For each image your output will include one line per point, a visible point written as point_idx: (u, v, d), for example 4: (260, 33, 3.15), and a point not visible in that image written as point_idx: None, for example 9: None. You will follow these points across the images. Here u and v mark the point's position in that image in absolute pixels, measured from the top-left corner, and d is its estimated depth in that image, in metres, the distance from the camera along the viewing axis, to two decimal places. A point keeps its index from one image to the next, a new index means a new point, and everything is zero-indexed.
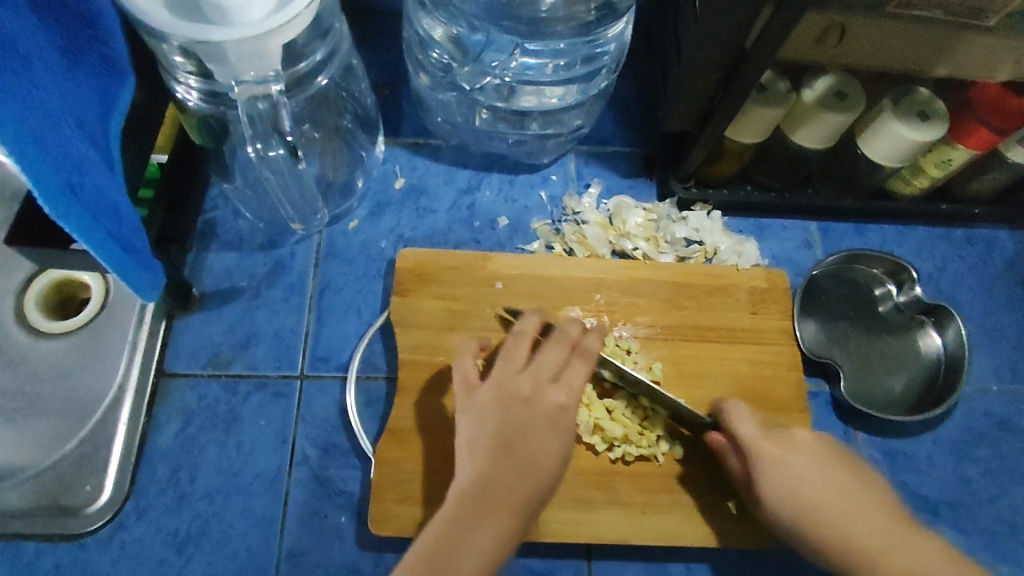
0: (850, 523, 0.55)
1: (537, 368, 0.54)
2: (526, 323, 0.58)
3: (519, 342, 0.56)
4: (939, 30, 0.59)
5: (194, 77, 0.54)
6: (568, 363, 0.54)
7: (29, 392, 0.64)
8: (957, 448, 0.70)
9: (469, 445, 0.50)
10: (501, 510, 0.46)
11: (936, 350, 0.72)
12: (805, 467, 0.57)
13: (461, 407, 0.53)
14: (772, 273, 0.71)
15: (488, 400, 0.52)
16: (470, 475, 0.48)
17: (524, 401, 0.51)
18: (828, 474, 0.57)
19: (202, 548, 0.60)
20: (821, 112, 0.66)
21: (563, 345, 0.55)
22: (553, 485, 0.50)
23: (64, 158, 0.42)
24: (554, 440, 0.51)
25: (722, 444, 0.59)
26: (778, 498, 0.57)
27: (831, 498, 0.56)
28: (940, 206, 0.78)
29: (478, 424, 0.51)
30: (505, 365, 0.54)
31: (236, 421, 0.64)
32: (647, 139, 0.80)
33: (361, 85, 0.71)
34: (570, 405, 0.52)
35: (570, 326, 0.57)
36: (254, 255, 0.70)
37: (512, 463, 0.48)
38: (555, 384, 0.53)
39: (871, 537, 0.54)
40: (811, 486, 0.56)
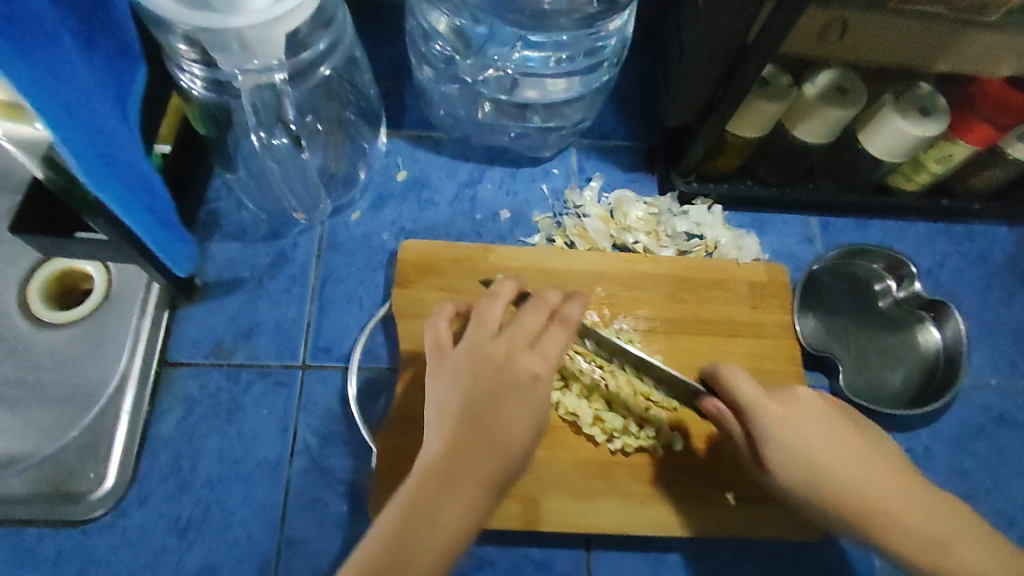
0: (867, 481, 0.50)
1: (513, 333, 0.49)
2: (502, 287, 0.53)
3: (494, 303, 0.51)
4: (939, 26, 0.59)
5: (199, 66, 0.54)
6: (544, 330, 0.50)
7: (30, 380, 0.64)
8: (955, 442, 0.71)
9: (438, 411, 0.46)
10: (469, 485, 0.43)
11: (935, 345, 0.72)
12: (813, 429, 0.52)
13: (432, 372, 0.49)
14: (772, 267, 0.71)
15: (458, 365, 0.48)
16: (436, 447, 0.44)
17: (496, 368, 0.47)
18: (838, 431, 0.52)
19: (204, 535, 0.60)
20: (821, 106, 0.67)
21: (540, 311, 0.50)
22: (526, 459, 0.46)
23: (98, 135, 0.47)
24: (527, 411, 0.46)
25: (720, 411, 0.55)
26: (785, 459, 0.51)
27: (845, 453, 0.51)
28: (940, 202, 0.78)
29: (446, 390, 0.47)
30: (476, 329, 0.49)
31: (238, 410, 0.64)
32: (649, 133, 0.80)
33: (366, 77, 0.71)
34: (545, 375, 0.48)
35: (549, 294, 0.52)
36: (256, 246, 0.70)
37: (480, 434, 0.44)
38: (531, 352, 0.48)
39: (889, 499, 0.50)
40: (823, 448, 0.51)
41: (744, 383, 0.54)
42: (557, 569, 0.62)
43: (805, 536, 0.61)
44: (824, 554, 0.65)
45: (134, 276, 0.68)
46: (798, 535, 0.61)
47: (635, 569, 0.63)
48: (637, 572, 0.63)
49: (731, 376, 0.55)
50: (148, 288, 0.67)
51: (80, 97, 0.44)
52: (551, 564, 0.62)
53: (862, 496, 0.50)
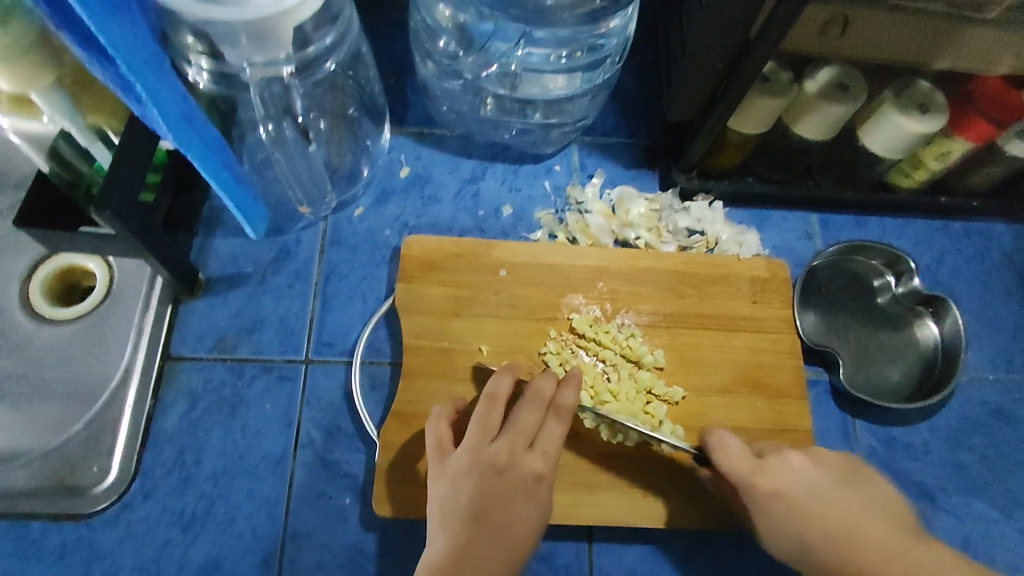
0: (863, 534, 0.52)
1: (513, 431, 0.52)
2: (499, 382, 0.56)
3: (493, 404, 0.54)
4: (939, 24, 0.59)
5: (206, 59, 0.55)
6: (543, 425, 0.53)
7: (34, 375, 0.64)
8: (954, 436, 0.71)
9: (439, 511, 0.50)
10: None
11: (933, 340, 0.72)
12: (801, 484, 0.54)
13: (434, 475, 0.52)
14: (772, 262, 0.72)
15: (461, 469, 0.51)
16: (441, 551, 0.48)
17: (498, 472, 0.50)
18: (825, 486, 0.54)
19: (208, 529, 0.60)
20: (822, 103, 0.68)
21: (537, 405, 0.54)
22: (530, 554, 0.50)
23: (176, 97, 0.49)
24: (528, 512, 0.50)
25: (712, 477, 0.58)
26: (781, 526, 0.54)
27: (838, 509, 0.53)
28: (940, 198, 0.78)
29: (449, 495, 0.50)
30: (478, 430, 0.53)
31: (242, 404, 0.64)
32: (650, 131, 0.81)
33: (370, 74, 0.72)
34: (547, 474, 0.52)
35: (545, 383, 0.56)
36: (260, 241, 0.71)
37: (485, 538, 0.48)
38: (531, 451, 0.52)
39: (885, 550, 0.51)
40: (813, 503, 0.53)
41: (734, 454, 0.56)
42: (560, 562, 0.63)
43: None
44: None
45: (137, 272, 0.68)
46: None
47: (637, 562, 0.63)
48: (640, 565, 0.63)
49: (718, 444, 0.57)
50: (151, 283, 0.67)
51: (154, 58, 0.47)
52: (554, 557, 0.63)
53: (854, 542, 0.52)
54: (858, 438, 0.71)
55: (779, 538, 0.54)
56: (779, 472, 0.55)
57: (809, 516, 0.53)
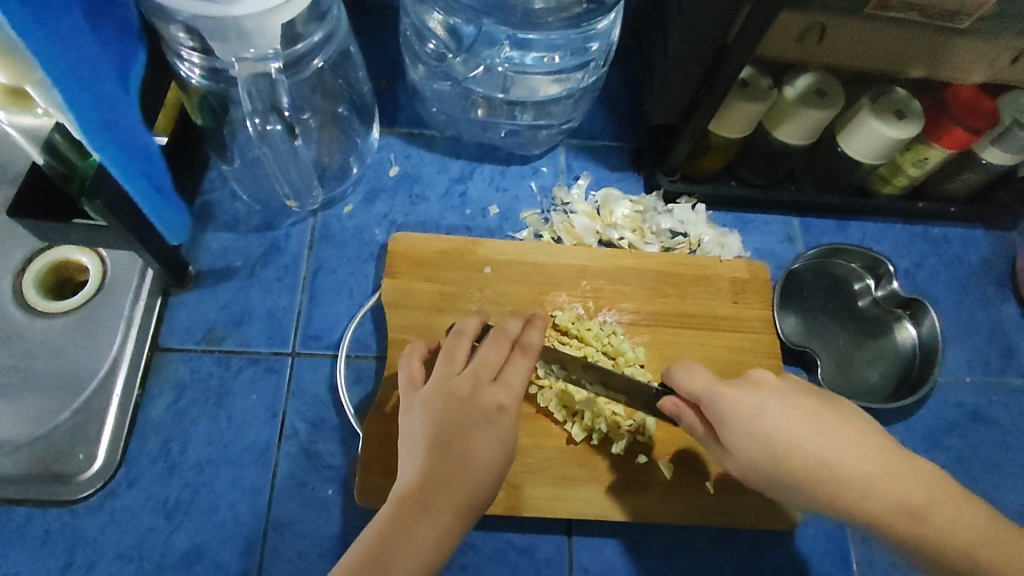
0: (847, 458, 0.48)
1: (477, 366, 0.55)
2: (466, 324, 0.59)
3: (460, 340, 0.57)
4: (911, 31, 0.61)
5: (197, 55, 0.57)
6: (507, 361, 0.56)
7: (23, 366, 0.65)
8: (931, 436, 0.72)
9: (409, 442, 0.52)
10: (442, 506, 0.47)
11: (911, 341, 0.74)
12: (769, 405, 0.50)
13: (405, 408, 0.55)
14: (753, 264, 0.73)
15: (430, 399, 0.53)
16: (410, 477, 0.49)
17: (462, 401, 0.53)
18: (802, 409, 0.50)
19: (192, 517, 0.61)
20: (799, 108, 0.69)
21: (503, 343, 0.56)
22: (497, 482, 0.51)
23: (96, 98, 0.51)
24: (492, 438, 0.51)
25: (678, 405, 0.55)
26: (752, 445, 0.49)
27: (813, 423, 0.49)
28: (917, 204, 0.80)
29: (418, 423, 0.52)
30: (445, 365, 0.56)
31: (228, 394, 0.65)
32: (636, 134, 0.83)
33: (360, 74, 0.73)
34: (510, 405, 0.53)
35: (511, 324, 0.58)
36: (249, 236, 0.72)
37: (450, 464, 0.49)
38: (495, 383, 0.54)
39: (862, 474, 0.47)
40: (781, 424, 0.49)
41: (698, 377, 0.54)
42: (540, 555, 0.63)
43: (783, 525, 0.63)
44: (804, 543, 0.66)
45: (128, 264, 0.69)
46: (776, 524, 0.63)
47: (616, 557, 0.64)
48: (618, 559, 0.64)
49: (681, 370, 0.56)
50: (142, 275, 0.69)
51: (86, 63, 0.49)
52: (534, 549, 0.63)
53: (830, 470, 0.48)
54: None
55: (740, 457, 0.50)
56: (754, 398, 0.51)
57: (778, 438, 0.49)
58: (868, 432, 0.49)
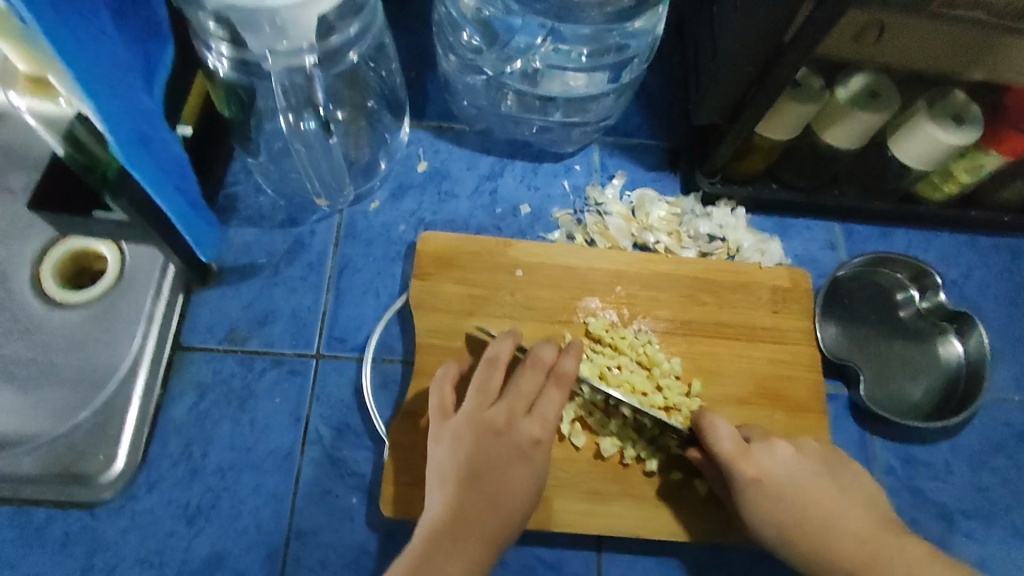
0: (845, 528, 0.53)
1: (512, 397, 0.52)
2: (500, 346, 0.55)
3: (493, 370, 0.54)
4: (983, 32, 0.56)
5: (227, 46, 0.54)
6: (543, 392, 0.53)
7: (43, 360, 0.64)
8: (976, 457, 0.70)
9: (438, 476, 0.50)
10: (473, 542, 0.47)
11: (958, 357, 0.70)
12: (786, 469, 0.55)
13: (433, 435, 0.52)
14: (795, 272, 0.70)
15: (460, 430, 0.51)
16: (440, 510, 0.48)
17: (494, 435, 0.50)
18: (811, 479, 0.55)
19: (214, 522, 0.60)
20: (852, 111, 0.66)
21: (538, 371, 0.53)
22: (525, 517, 0.50)
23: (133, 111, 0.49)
24: (525, 475, 0.50)
25: (702, 460, 0.58)
26: (761, 515, 0.54)
27: (817, 491, 0.54)
28: (970, 212, 0.76)
29: (447, 455, 0.50)
30: (477, 394, 0.53)
31: (251, 397, 0.64)
32: (673, 132, 0.79)
33: (393, 66, 0.70)
34: (544, 439, 0.51)
35: (546, 349, 0.55)
36: (273, 232, 0.70)
37: (480, 501, 0.48)
38: (530, 416, 0.52)
39: (856, 543, 0.52)
40: (790, 487, 0.54)
41: (723, 437, 0.55)
42: (568, 571, 0.61)
43: None
44: None
45: (148, 259, 0.67)
46: None
47: (647, 573, 0.62)
48: None
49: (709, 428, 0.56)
50: (163, 270, 0.67)
51: (109, 67, 0.46)
52: (562, 564, 0.62)
53: (827, 536, 0.53)
54: (877, 456, 0.69)
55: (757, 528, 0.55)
56: (766, 462, 0.55)
57: (784, 504, 0.54)
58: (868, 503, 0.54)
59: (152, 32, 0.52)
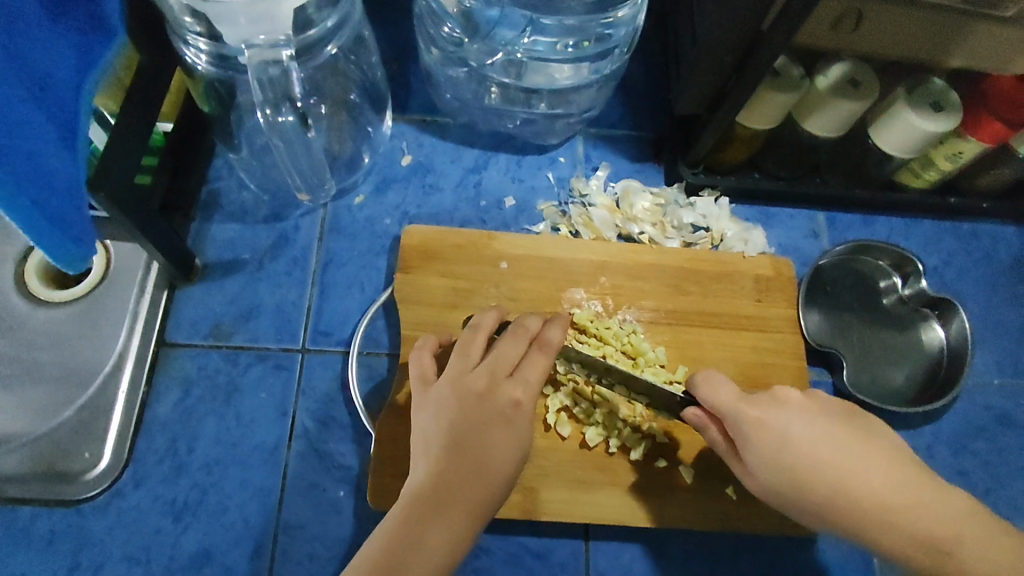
0: (860, 476, 0.49)
1: (493, 361, 0.52)
2: (483, 317, 0.56)
3: (476, 335, 0.55)
4: (955, 22, 0.57)
5: (204, 39, 0.54)
6: (525, 356, 0.53)
7: (25, 359, 0.64)
8: (956, 441, 0.71)
9: (423, 443, 0.50)
10: (455, 507, 0.47)
11: (938, 343, 0.71)
12: (797, 426, 0.51)
13: (417, 404, 0.53)
14: (778, 261, 0.70)
15: (443, 396, 0.51)
16: (423, 477, 0.48)
17: (477, 397, 0.50)
18: (822, 426, 0.51)
19: (200, 518, 0.60)
20: (832, 99, 0.66)
21: (520, 338, 0.53)
22: (511, 480, 0.50)
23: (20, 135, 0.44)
24: (508, 437, 0.50)
25: (701, 417, 0.55)
26: (768, 464, 0.51)
27: (833, 441, 0.51)
28: (949, 199, 0.77)
29: (430, 422, 0.50)
30: (460, 361, 0.53)
31: (237, 392, 0.64)
32: (656, 123, 0.80)
33: (371, 59, 0.70)
34: (526, 402, 0.51)
35: (529, 318, 0.55)
36: (257, 227, 0.70)
37: (465, 461, 0.48)
38: (512, 379, 0.52)
39: (887, 494, 0.49)
40: (808, 446, 0.50)
41: (721, 389, 0.53)
42: (556, 560, 0.62)
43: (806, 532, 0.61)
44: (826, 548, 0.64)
45: (131, 256, 0.67)
46: (800, 531, 0.61)
47: (633, 561, 0.63)
48: (636, 564, 0.63)
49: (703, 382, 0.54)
50: (147, 267, 0.66)
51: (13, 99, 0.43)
52: (550, 553, 0.62)
53: (856, 492, 0.49)
54: None
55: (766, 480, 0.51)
56: (776, 414, 0.52)
57: (794, 453, 0.50)
58: (890, 453, 0.51)
59: (97, 26, 0.46)
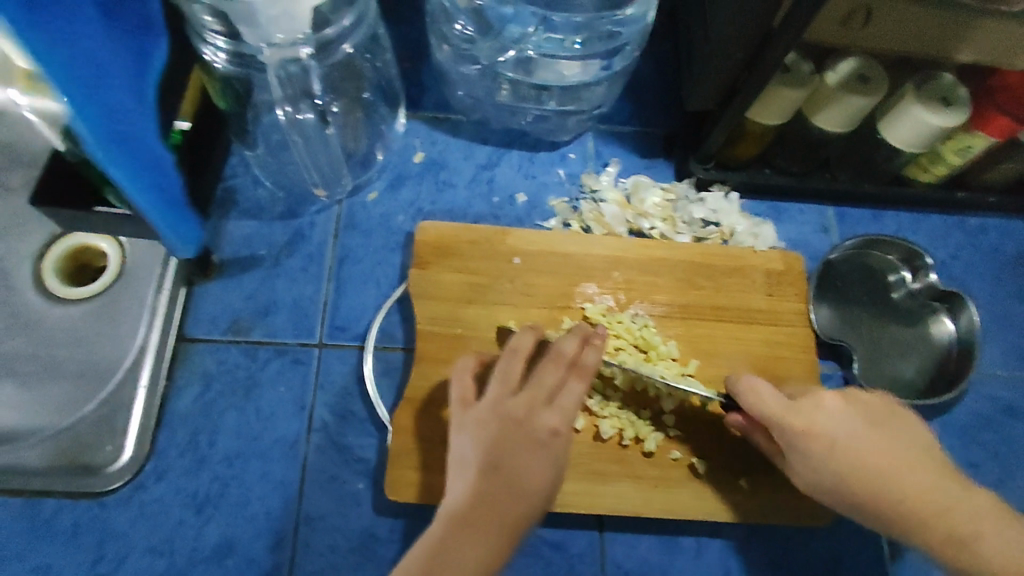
0: (896, 475, 0.51)
1: (532, 388, 0.54)
2: (521, 339, 0.57)
3: (515, 360, 0.55)
4: (962, 18, 0.58)
5: (224, 38, 0.55)
6: (563, 384, 0.54)
7: (47, 354, 0.64)
8: (966, 433, 0.71)
9: (461, 465, 0.51)
10: (489, 530, 0.47)
11: (948, 336, 0.72)
12: (837, 425, 0.53)
13: (456, 425, 0.53)
14: (788, 255, 0.71)
15: (482, 420, 0.52)
16: (460, 498, 0.48)
17: (516, 424, 0.51)
18: (862, 427, 0.53)
19: (221, 510, 0.61)
20: (843, 94, 0.67)
21: (558, 365, 0.55)
22: (543, 507, 0.50)
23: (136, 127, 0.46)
24: (544, 465, 0.50)
25: (745, 423, 0.58)
26: (812, 463, 0.53)
27: (870, 439, 0.53)
28: (957, 194, 0.78)
29: (469, 444, 0.51)
30: (499, 385, 0.54)
31: (255, 386, 0.64)
32: (667, 120, 0.80)
33: (387, 57, 0.73)
34: (563, 430, 0.52)
35: (566, 342, 0.56)
36: (273, 224, 0.70)
37: (501, 485, 0.49)
38: (550, 407, 0.53)
39: (920, 495, 0.50)
40: (845, 436, 0.53)
41: (765, 396, 0.55)
42: (571, 550, 0.63)
43: (817, 521, 0.62)
44: (838, 539, 0.65)
45: (150, 253, 0.68)
46: (810, 521, 0.62)
47: (648, 552, 0.63)
48: (651, 555, 0.63)
49: (746, 387, 0.57)
50: (166, 263, 0.67)
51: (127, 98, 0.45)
52: (565, 544, 0.63)
53: (890, 488, 0.51)
54: None
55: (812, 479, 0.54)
56: (819, 417, 0.54)
57: (833, 449, 0.53)
58: (927, 456, 0.52)
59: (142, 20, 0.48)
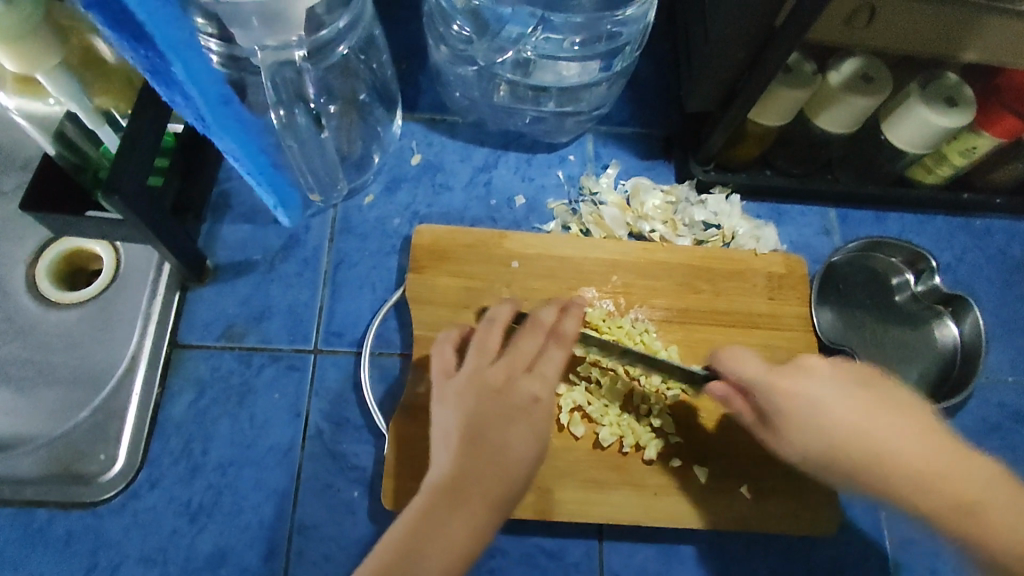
0: (894, 441, 0.48)
1: (512, 356, 0.53)
2: (498, 310, 0.56)
3: (493, 329, 0.55)
4: (968, 17, 0.57)
5: (217, 41, 0.55)
6: (543, 351, 0.54)
7: (39, 361, 0.64)
8: (971, 439, 0.70)
9: (442, 436, 0.49)
10: (476, 501, 0.46)
11: (952, 340, 0.71)
12: (827, 390, 0.50)
13: (436, 397, 0.52)
14: (790, 258, 0.70)
15: (461, 389, 0.51)
16: (443, 469, 0.47)
17: (495, 391, 0.50)
18: (857, 393, 0.50)
19: (215, 519, 0.60)
20: (843, 95, 0.66)
21: (537, 332, 0.54)
22: (529, 477, 0.49)
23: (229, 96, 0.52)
24: (525, 432, 0.49)
25: (728, 392, 0.54)
26: (802, 430, 0.50)
27: (865, 404, 0.49)
28: (962, 195, 0.76)
29: (450, 415, 0.50)
30: (477, 356, 0.53)
31: (250, 393, 0.64)
32: (667, 121, 0.79)
33: (383, 58, 0.70)
34: (544, 397, 0.51)
35: (545, 311, 0.56)
36: (268, 228, 0.70)
37: (483, 455, 0.47)
38: (529, 374, 0.52)
39: (922, 462, 0.47)
40: (838, 411, 0.49)
41: (745, 361, 0.54)
42: (570, 560, 0.62)
43: (822, 530, 0.61)
44: (840, 547, 0.64)
45: (143, 258, 0.67)
46: (815, 529, 0.61)
47: (647, 561, 0.62)
48: (650, 565, 0.62)
49: (730, 357, 0.55)
50: (159, 268, 0.67)
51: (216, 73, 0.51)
52: (564, 553, 0.62)
53: (888, 455, 0.48)
54: None
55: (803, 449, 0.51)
56: (809, 383, 0.51)
57: (824, 416, 0.50)
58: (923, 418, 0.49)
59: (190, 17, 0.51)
